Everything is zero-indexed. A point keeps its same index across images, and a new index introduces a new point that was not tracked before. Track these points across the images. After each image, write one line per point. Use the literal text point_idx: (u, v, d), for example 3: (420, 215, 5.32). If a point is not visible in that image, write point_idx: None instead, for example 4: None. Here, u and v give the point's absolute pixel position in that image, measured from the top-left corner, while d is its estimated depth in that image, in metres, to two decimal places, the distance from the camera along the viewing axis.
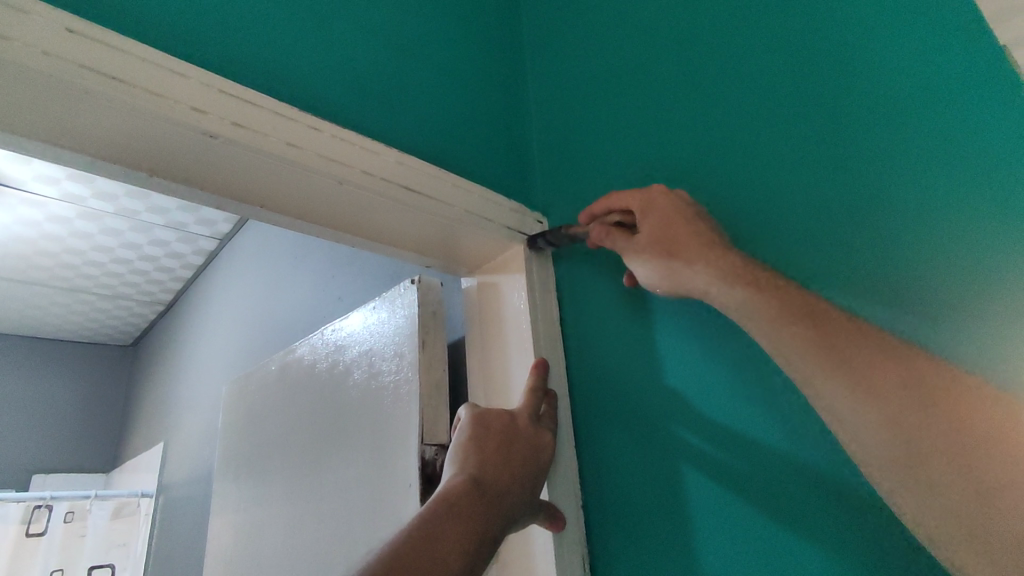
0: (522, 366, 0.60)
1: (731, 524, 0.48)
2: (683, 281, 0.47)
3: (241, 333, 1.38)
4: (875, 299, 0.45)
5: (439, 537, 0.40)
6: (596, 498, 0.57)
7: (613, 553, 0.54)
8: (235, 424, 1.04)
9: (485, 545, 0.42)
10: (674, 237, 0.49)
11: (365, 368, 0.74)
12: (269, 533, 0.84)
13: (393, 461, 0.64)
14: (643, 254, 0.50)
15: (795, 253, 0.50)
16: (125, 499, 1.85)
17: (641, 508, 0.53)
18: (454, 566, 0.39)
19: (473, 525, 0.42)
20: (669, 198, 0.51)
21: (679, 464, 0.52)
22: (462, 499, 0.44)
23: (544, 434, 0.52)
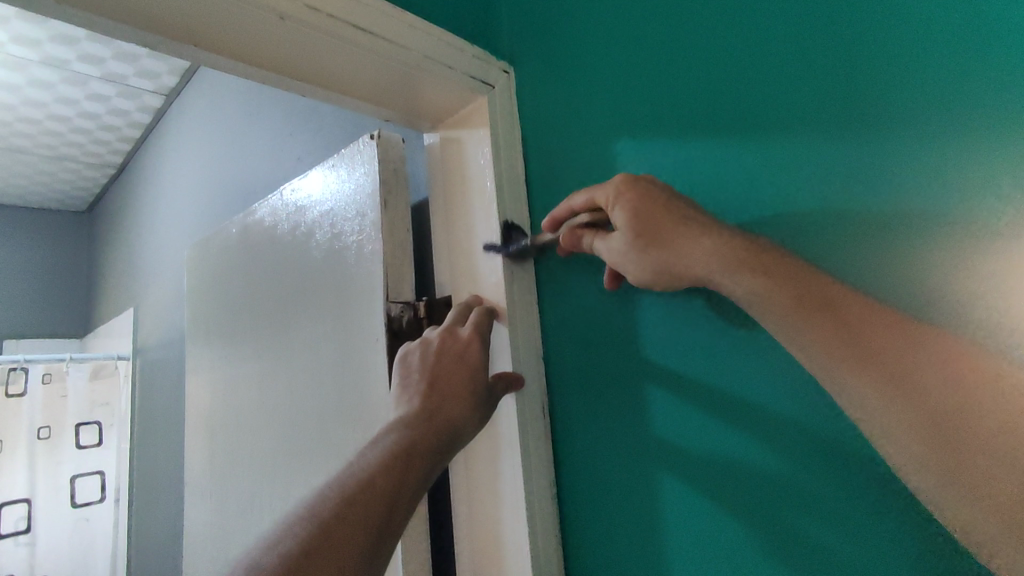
0: (485, 225, 0.58)
1: (683, 425, 0.47)
2: (687, 266, 0.43)
3: (200, 196, 1.33)
4: (843, 201, 0.42)
5: (363, 465, 0.44)
6: (557, 372, 0.56)
7: (573, 414, 0.55)
8: (201, 287, 1.03)
9: (413, 457, 0.45)
10: (655, 230, 0.44)
11: (328, 228, 0.72)
12: (246, 389, 0.86)
13: (359, 322, 0.65)
14: (632, 251, 0.45)
15: (764, 141, 0.45)
16: (102, 361, 1.90)
17: (600, 375, 0.53)
18: (379, 483, 0.43)
19: (397, 446, 0.45)
20: (632, 183, 0.45)
21: (636, 331, 0.51)
22: (388, 431, 0.47)
23: (473, 340, 0.53)
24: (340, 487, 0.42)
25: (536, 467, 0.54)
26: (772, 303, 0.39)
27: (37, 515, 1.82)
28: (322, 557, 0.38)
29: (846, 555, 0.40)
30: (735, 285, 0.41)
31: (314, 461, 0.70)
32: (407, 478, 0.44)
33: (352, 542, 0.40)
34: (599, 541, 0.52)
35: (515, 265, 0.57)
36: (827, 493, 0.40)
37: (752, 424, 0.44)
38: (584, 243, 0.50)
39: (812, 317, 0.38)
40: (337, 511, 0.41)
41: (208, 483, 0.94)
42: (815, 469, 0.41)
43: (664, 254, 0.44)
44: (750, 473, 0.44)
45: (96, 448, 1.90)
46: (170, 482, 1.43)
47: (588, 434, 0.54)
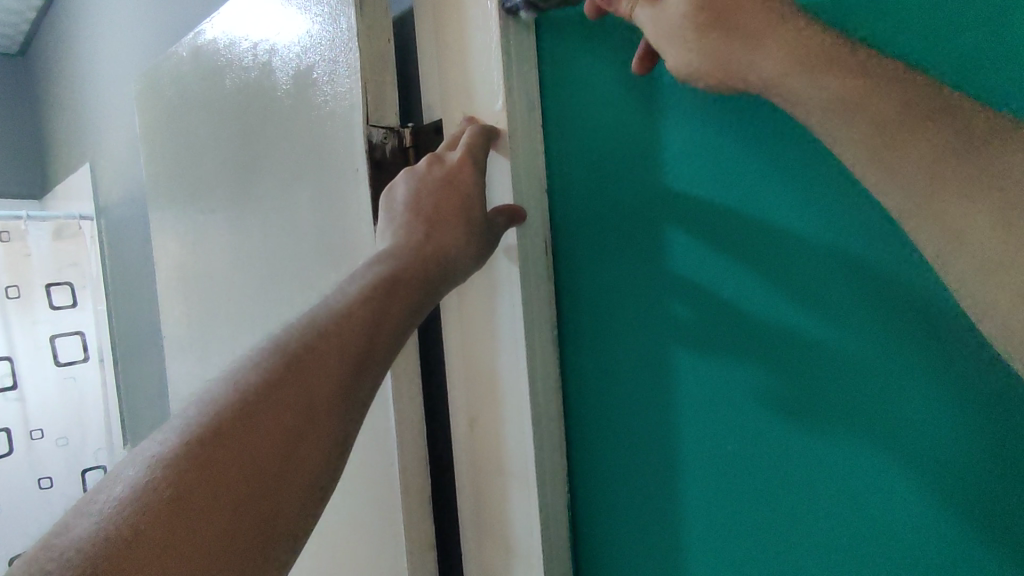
0: (481, 30, 0.49)
1: (704, 271, 0.43)
2: (753, 64, 0.34)
3: (143, 26, 1.16)
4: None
5: (338, 297, 0.39)
6: (563, 208, 0.50)
7: (580, 256, 0.50)
8: (155, 126, 0.92)
9: (396, 287, 0.40)
10: (722, 4, 0.34)
11: (293, 44, 0.61)
12: (217, 236, 0.80)
13: (336, 151, 0.57)
14: (687, 27, 0.35)
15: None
16: (63, 221, 1.79)
17: (611, 215, 0.47)
18: (358, 314, 0.38)
19: (377, 276, 0.40)
20: None
21: (657, 158, 0.44)
22: (368, 265, 0.41)
23: (465, 165, 0.45)
24: (312, 318, 0.38)
25: (537, 310, 0.49)
26: (859, 110, 0.31)
27: (22, 372, 1.83)
28: (289, 387, 0.35)
29: (874, 404, 0.37)
30: (806, 89, 0.32)
31: (296, 306, 0.66)
32: (388, 310, 0.39)
33: (324, 373, 0.36)
34: (603, 391, 0.50)
35: (517, 81, 0.48)
36: (861, 342, 0.37)
37: (786, 261, 0.39)
38: (621, 5, 0.40)
39: (899, 123, 0.30)
40: (306, 342, 0.36)
41: (187, 336, 0.91)
42: (853, 310, 0.37)
43: (729, 41, 0.34)
44: (776, 325, 0.40)
45: (71, 310, 1.86)
46: (152, 340, 1.40)
47: (596, 278, 0.49)
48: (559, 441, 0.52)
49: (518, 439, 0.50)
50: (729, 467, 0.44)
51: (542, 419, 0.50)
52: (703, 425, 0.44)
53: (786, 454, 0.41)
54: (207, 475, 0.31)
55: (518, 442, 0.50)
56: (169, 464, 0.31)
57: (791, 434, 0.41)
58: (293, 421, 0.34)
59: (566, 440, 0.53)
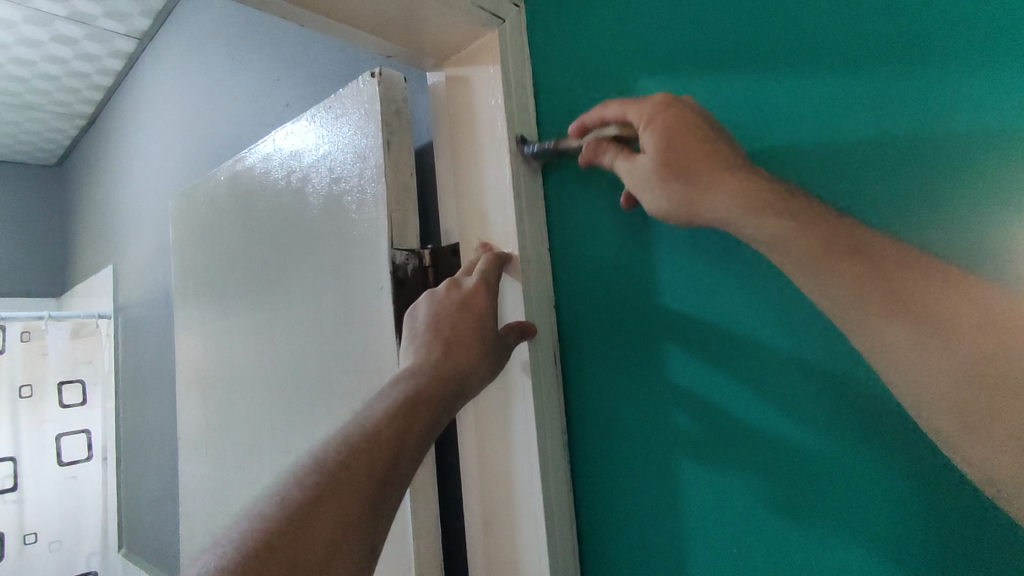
0: (495, 168, 0.56)
1: (701, 381, 0.47)
2: (699, 207, 0.41)
3: (181, 147, 1.27)
4: (870, 150, 0.39)
5: (367, 415, 0.43)
6: (570, 322, 0.55)
7: (587, 366, 0.54)
8: (188, 238, 1.00)
9: (419, 404, 0.44)
10: (682, 162, 0.41)
11: (326, 175, 0.69)
12: (241, 342, 0.84)
13: (362, 268, 0.63)
14: (651, 180, 0.43)
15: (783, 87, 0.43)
16: (83, 319, 1.85)
17: (615, 331, 0.52)
18: (386, 432, 0.42)
19: (401, 395, 0.44)
20: (673, 104, 0.42)
21: (654, 280, 0.50)
22: (394, 383, 0.45)
23: (478, 289, 0.50)
24: (344, 435, 0.41)
25: (548, 417, 0.53)
26: (814, 256, 0.37)
27: (23, 473, 1.81)
28: (324, 504, 0.38)
29: (874, 519, 0.40)
30: (756, 227, 0.39)
31: (317, 410, 0.69)
32: (411, 426, 0.43)
33: (356, 490, 0.39)
34: (614, 496, 0.52)
35: (526, 211, 0.55)
36: (849, 455, 0.41)
37: (776, 373, 0.44)
38: (603, 157, 0.47)
39: (851, 267, 0.36)
40: (340, 458, 0.40)
41: (204, 437, 0.93)
42: (844, 419, 0.41)
43: (686, 188, 0.41)
44: (769, 435, 0.44)
45: (80, 407, 1.88)
46: (161, 439, 1.41)
47: (603, 388, 0.53)
48: (572, 546, 0.53)
49: (533, 545, 0.52)
50: (734, 572, 0.45)
51: (555, 523, 0.52)
52: (706, 529, 0.47)
53: (788, 556, 0.43)
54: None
55: (533, 547, 0.52)
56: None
57: (793, 541, 0.43)
58: (328, 537, 0.37)
59: (579, 545, 0.54)
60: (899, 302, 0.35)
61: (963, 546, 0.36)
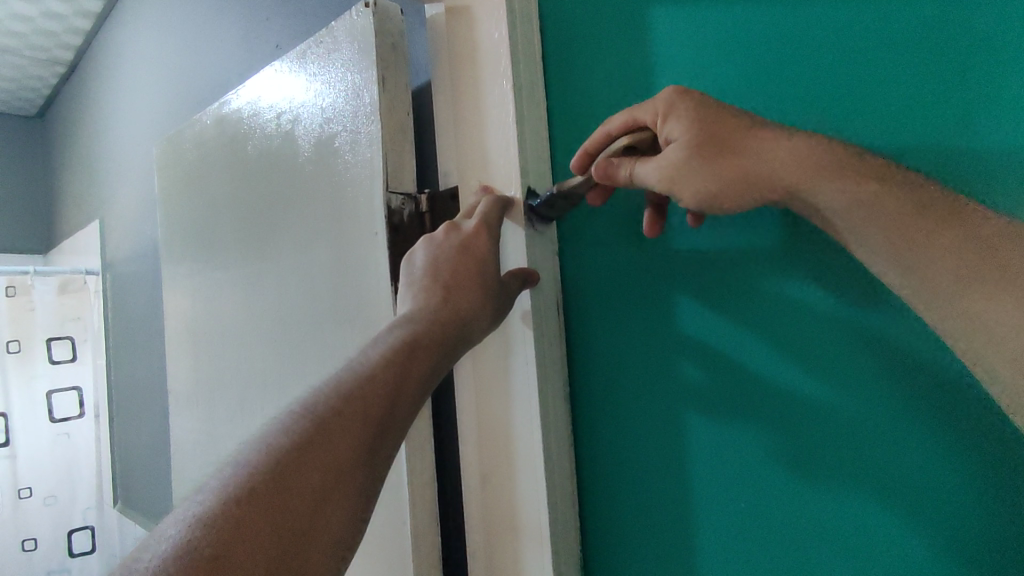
0: (497, 106, 0.52)
1: (714, 333, 0.45)
2: (768, 175, 0.38)
3: (165, 94, 1.22)
4: (882, 106, 0.39)
5: (361, 361, 0.41)
6: (573, 266, 0.53)
7: (592, 318, 0.52)
8: (174, 186, 0.96)
9: (415, 349, 0.42)
10: (722, 136, 0.39)
11: (317, 116, 0.65)
12: (231, 294, 0.82)
13: (355, 215, 0.60)
14: (690, 165, 0.39)
15: (812, 27, 0.42)
16: (69, 275, 1.82)
17: (623, 281, 0.50)
18: (381, 377, 0.40)
19: (398, 340, 0.42)
20: (686, 93, 0.40)
21: (667, 227, 0.47)
22: (391, 328, 0.43)
23: (479, 233, 0.48)
24: (337, 381, 0.39)
25: (550, 370, 0.51)
26: (877, 212, 0.35)
27: (14, 429, 1.80)
28: (315, 450, 0.36)
29: (891, 470, 0.39)
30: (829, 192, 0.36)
31: (310, 362, 0.67)
32: (409, 371, 0.41)
33: (349, 435, 0.37)
34: (617, 450, 0.51)
35: (530, 153, 0.52)
36: (869, 405, 0.39)
37: (796, 321, 0.42)
38: (620, 172, 0.43)
39: (914, 221, 0.34)
40: (333, 404, 0.38)
41: (194, 392, 0.91)
42: (867, 370, 0.39)
43: (737, 168, 0.38)
44: (783, 390, 0.42)
45: (70, 364, 1.86)
46: (152, 395, 1.40)
47: (609, 340, 0.51)
48: (573, 500, 0.52)
49: (532, 498, 0.51)
50: (743, 526, 0.44)
51: (556, 477, 0.51)
52: (715, 483, 0.45)
53: (801, 512, 0.42)
54: (243, 536, 0.32)
55: (532, 500, 0.51)
56: (206, 527, 0.32)
57: (800, 493, 0.42)
58: (319, 483, 0.35)
59: (580, 501, 0.53)
60: (970, 251, 0.33)
61: (994, 491, 0.35)
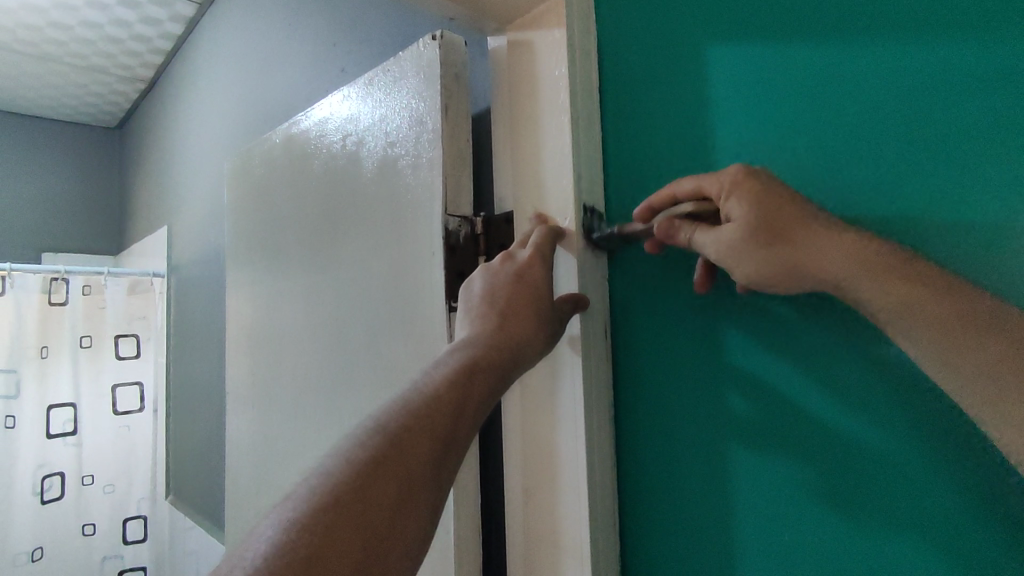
0: (555, 136, 0.54)
1: (756, 365, 0.45)
2: (818, 269, 0.38)
3: (236, 112, 1.30)
4: (923, 160, 0.39)
5: (425, 380, 0.43)
6: (623, 296, 0.54)
7: (639, 344, 0.53)
8: (242, 199, 1.02)
9: (474, 372, 0.44)
10: (782, 228, 0.39)
11: (382, 138, 0.69)
12: (291, 303, 0.86)
13: (415, 233, 0.63)
14: (746, 248, 0.40)
15: (869, 66, 0.41)
16: (138, 278, 1.96)
17: (670, 308, 0.51)
18: (444, 396, 0.42)
19: (458, 362, 0.44)
20: (754, 174, 0.40)
21: (716, 257, 0.48)
22: (451, 352, 0.46)
23: (532, 263, 0.50)
24: (404, 400, 0.42)
25: (597, 393, 0.52)
26: (925, 319, 0.35)
27: (82, 419, 1.88)
28: (387, 463, 0.38)
29: (924, 519, 0.38)
30: (876, 296, 0.37)
31: (365, 371, 0.70)
32: (470, 391, 0.43)
33: (418, 449, 0.39)
34: (656, 475, 0.51)
35: (584, 182, 0.53)
36: (909, 448, 0.39)
37: (840, 356, 0.42)
38: (680, 235, 0.44)
39: (962, 323, 0.34)
40: (402, 420, 0.40)
41: (252, 394, 0.96)
42: (910, 412, 0.39)
43: (794, 254, 0.39)
44: (826, 421, 0.42)
45: (134, 360, 1.97)
46: (208, 395, 1.47)
47: (654, 367, 0.52)
48: (613, 523, 0.53)
49: (574, 518, 0.52)
50: (781, 558, 0.44)
51: (598, 499, 0.52)
52: (749, 511, 0.46)
53: (830, 549, 0.42)
54: (330, 539, 0.34)
55: (575, 520, 0.52)
56: (296, 529, 0.34)
57: (831, 528, 0.42)
58: (392, 493, 0.37)
59: (620, 524, 0.54)
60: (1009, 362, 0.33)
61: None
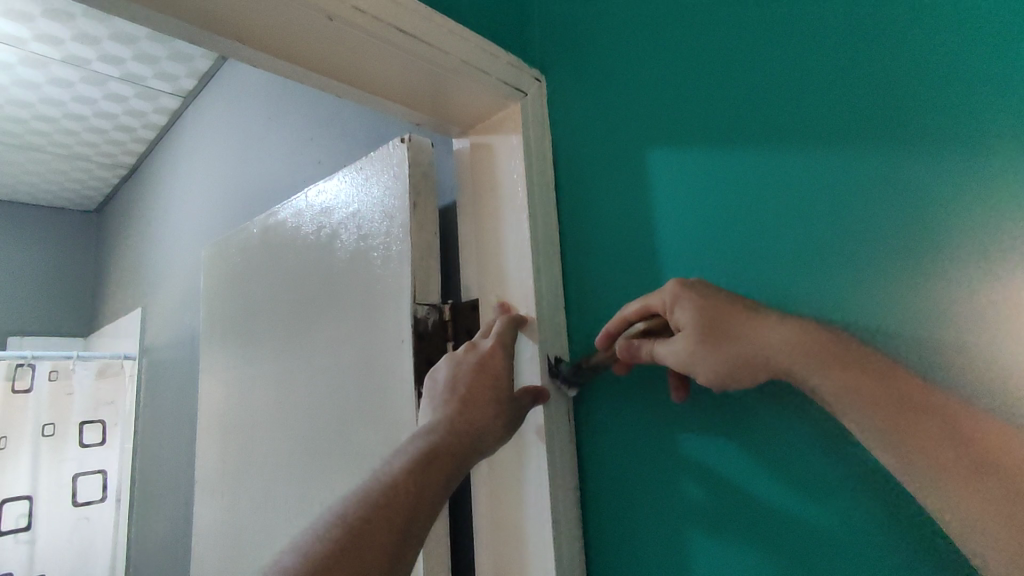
0: (514, 230, 0.59)
1: (709, 451, 0.48)
2: (759, 352, 0.42)
3: (215, 199, 1.34)
4: (843, 252, 0.43)
5: (385, 468, 0.44)
6: (584, 375, 0.57)
7: (601, 426, 0.55)
8: (218, 286, 1.04)
9: (433, 461, 0.45)
10: (721, 325, 0.43)
11: (355, 230, 0.73)
12: (264, 390, 0.86)
13: (385, 321, 0.65)
14: (695, 354, 0.44)
15: (789, 164, 0.46)
16: (108, 360, 1.91)
17: (629, 394, 0.53)
18: (403, 486, 0.43)
19: (418, 450, 0.45)
20: (689, 286, 0.45)
21: None
22: (412, 440, 0.47)
23: (496, 355, 0.52)
24: (363, 491, 0.42)
25: (562, 476, 0.53)
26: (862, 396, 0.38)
27: (38, 513, 1.79)
28: (343, 556, 0.38)
29: None
30: (817, 377, 0.40)
31: (335, 458, 0.70)
32: (428, 479, 0.44)
33: (374, 541, 0.40)
34: (623, 561, 0.52)
35: (543, 273, 0.57)
36: (857, 532, 0.41)
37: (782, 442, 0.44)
38: (642, 353, 0.47)
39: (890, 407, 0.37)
40: (361, 512, 0.41)
41: (221, 484, 0.94)
42: (854, 498, 0.41)
43: (739, 345, 0.42)
44: (779, 499, 0.44)
45: (99, 448, 1.90)
46: (176, 484, 1.42)
47: (616, 450, 0.53)
48: None
49: None
50: None
51: None
52: None
53: None
54: None
55: None
56: None
57: None
58: None
59: None
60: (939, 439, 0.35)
61: None
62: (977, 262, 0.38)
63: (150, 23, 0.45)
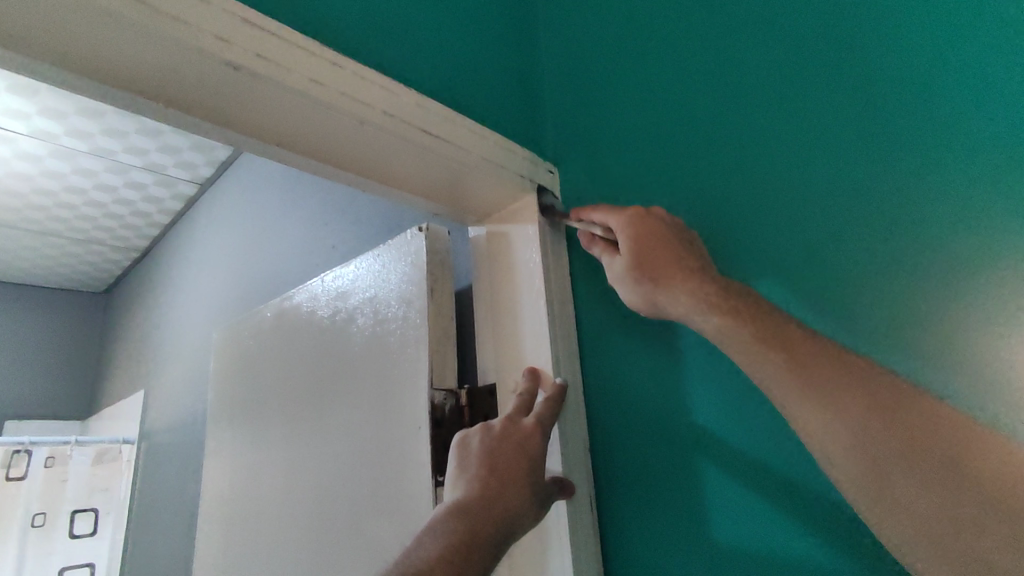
0: (532, 315, 0.60)
1: (748, 537, 0.47)
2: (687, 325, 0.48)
3: (228, 281, 1.36)
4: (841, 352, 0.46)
5: (423, 551, 0.43)
6: (605, 468, 0.57)
7: (624, 516, 0.54)
8: (229, 369, 1.04)
9: (472, 548, 0.44)
10: (653, 257, 0.50)
11: (371, 315, 0.74)
12: (272, 478, 0.84)
13: (401, 406, 0.65)
14: (632, 275, 0.51)
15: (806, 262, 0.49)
16: (106, 446, 1.83)
17: (651, 484, 0.53)
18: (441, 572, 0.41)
19: (456, 535, 0.44)
20: (644, 215, 0.52)
21: (687, 434, 0.52)
22: (449, 519, 0.45)
23: (534, 433, 0.52)
24: None
25: (587, 569, 0.52)
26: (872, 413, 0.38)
27: None
28: None
29: None
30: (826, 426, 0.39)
31: (346, 551, 0.67)
32: (467, 566, 0.43)
33: None
34: None
35: (560, 358, 0.58)
36: None
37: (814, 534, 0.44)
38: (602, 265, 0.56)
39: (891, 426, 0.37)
40: None
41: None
42: None
43: (657, 287, 0.50)
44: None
45: (89, 539, 1.81)
46: None
47: (641, 542, 0.53)
48: None
49: None
50: None
51: None
52: None
53: None
54: None
55: None
56: None
57: None
58: None
59: None
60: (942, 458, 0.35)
61: None
62: (966, 363, 0.41)
63: (194, 128, 0.48)
